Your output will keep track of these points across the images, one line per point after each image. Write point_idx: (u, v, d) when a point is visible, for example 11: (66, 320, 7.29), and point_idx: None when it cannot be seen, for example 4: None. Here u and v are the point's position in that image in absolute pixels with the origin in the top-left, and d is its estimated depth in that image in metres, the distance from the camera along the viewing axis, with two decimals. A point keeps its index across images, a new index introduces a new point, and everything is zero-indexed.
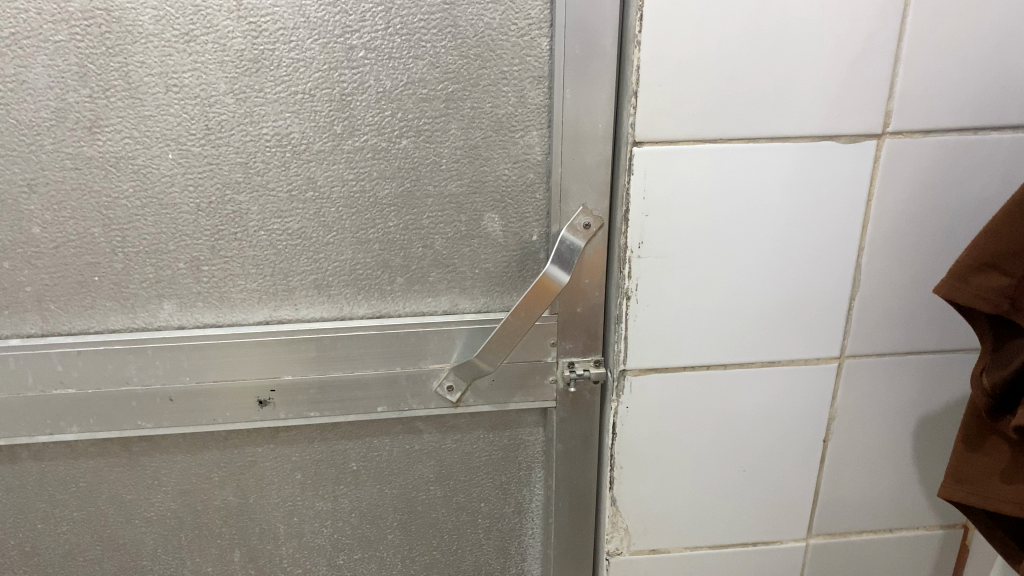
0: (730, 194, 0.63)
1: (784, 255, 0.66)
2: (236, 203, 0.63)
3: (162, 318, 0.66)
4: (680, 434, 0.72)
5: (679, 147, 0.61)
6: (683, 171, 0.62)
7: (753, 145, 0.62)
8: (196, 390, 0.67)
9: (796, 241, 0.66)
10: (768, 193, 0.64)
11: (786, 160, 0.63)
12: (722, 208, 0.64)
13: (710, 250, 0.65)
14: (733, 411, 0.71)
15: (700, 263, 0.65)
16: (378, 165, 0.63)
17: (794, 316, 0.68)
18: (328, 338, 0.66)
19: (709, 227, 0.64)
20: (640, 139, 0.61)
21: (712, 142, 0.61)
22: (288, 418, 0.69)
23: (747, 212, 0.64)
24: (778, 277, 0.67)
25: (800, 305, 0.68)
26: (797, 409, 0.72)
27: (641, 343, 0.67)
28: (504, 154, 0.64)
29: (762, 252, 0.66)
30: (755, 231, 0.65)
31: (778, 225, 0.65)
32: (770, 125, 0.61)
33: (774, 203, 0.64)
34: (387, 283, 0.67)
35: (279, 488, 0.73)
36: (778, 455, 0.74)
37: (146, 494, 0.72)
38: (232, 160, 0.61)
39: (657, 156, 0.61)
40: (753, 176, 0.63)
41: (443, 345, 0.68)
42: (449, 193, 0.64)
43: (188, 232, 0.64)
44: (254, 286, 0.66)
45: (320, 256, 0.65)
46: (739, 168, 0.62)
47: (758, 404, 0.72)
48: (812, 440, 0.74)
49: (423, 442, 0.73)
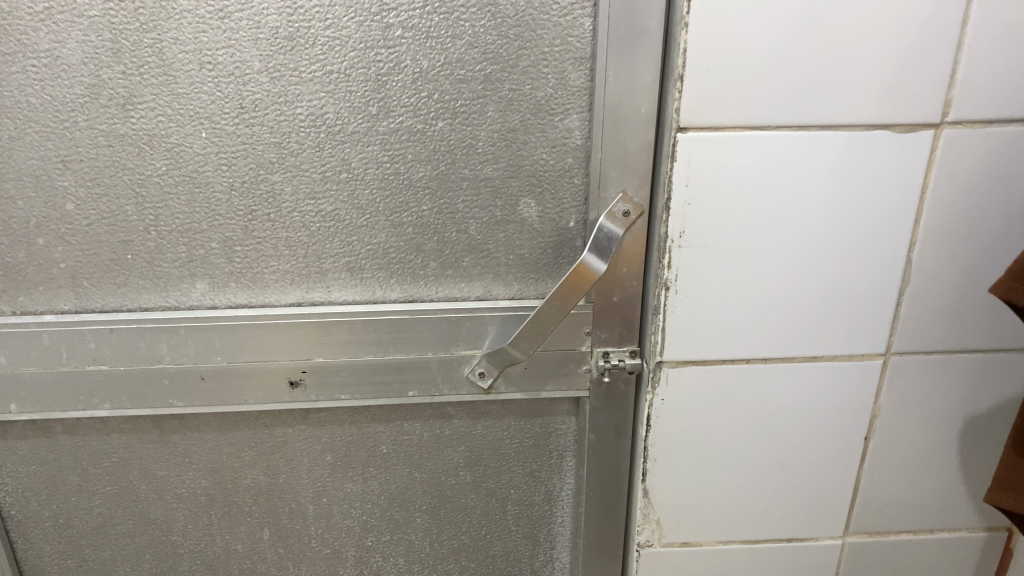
0: (776, 184, 0.61)
1: (831, 248, 0.64)
2: (269, 183, 0.62)
3: (194, 297, 0.66)
4: (717, 427, 0.70)
5: (726, 134, 0.59)
6: (729, 160, 0.59)
7: (802, 133, 0.59)
8: (228, 369, 0.67)
9: (844, 233, 0.63)
10: (816, 183, 0.61)
11: (838, 149, 0.60)
12: (768, 198, 0.61)
13: (753, 241, 0.63)
14: (771, 405, 0.69)
15: (743, 254, 0.63)
16: (413, 147, 0.61)
17: (839, 310, 0.66)
18: (360, 322, 0.65)
19: (754, 217, 0.62)
20: (685, 124, 0.58)
21: (760, 129, 0.59)
22: (318, 400, 0.69)
23: (795, 203, 0.62)
24: (824, 269, 0.64)
25: (847, 298, 0.66)
26: (838, 404, 0.70)
27: (679, 334, 0.66)
28: (542, 138, 0.62)
29: (808, 243, 0.63)
30: (801, 223, 0.62)
31: (826, 216, 0.62)
32: (822, 112, 0.59)
33: (823, 194, 0.62)
34: (420, 268, 0.66)
35: (309, 469, 0.73)
36: (817, 451, 0.72)
37: (178, 471, 0.72)
38: (266, 139, 0.60)
39: (702, 143, 0.59)
40: (802, 166, 0.60)
41: (475, 331, 0.67)
42: (485, 176, 0.63)
43: (221, 212, 0.63)
44: (286, 268, 0.65)
45: (353, 238, 0.64)
46: (788, 156, 0.60)
47: (799, 400, 0.69)
48: (853, 437, 0.72)
49: (454, 428, 0.72)
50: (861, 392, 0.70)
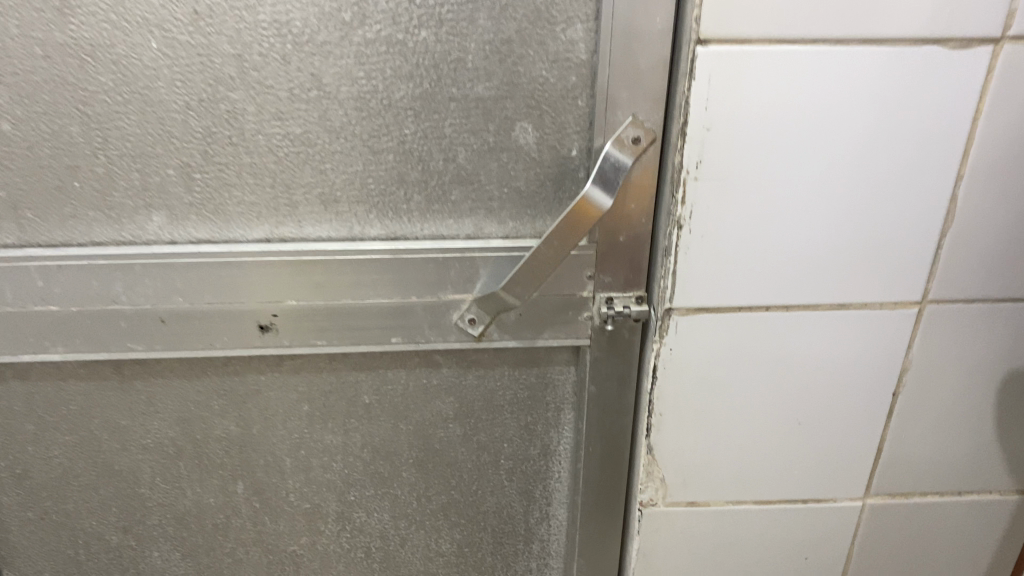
0: (809, 108, 0.53)
1: (866, 183, 0.56)
2: (231, 102, 0.54)
3: (151, 231, 0.59)
4: (732, 380, 0.64)
5: (753, 48, 0.51)
6: (755, 80, 0.52)
7: (841, 49, 0.51)
8: (191, 312, 0.60)
9: (882, 167, 0.56)
10: (854, 108, 0.53)
11: (880, 69, 0.52)
12: (799, 125, 0.54)
13: (779, 175, 0.55)
14: (792, 357, 0.63)
15: (767, 189, 0.56)
16: (392, 61, 0.54)
17: (872, 253, 0.59)
18: (336, 261, 0.59)
19: (781, 146, 0.54)
20: (706, 37, 0.50)
21: (791, 43, 0.51)
22: (292, 346, 0.62)
23: (829, 131, 0.54)
24: (858, 207, 0.57)
25: (882, 240, 0.59)
26: (866, 357, 0.63)
27: (691, 278, 0.59)
28: (541, 52, 0.54)
29: (841, 177, 0.56)
30: (835, 153, 0.55)
31: (863, 147, 0.55)
32: (864, 23, 0.51)
33: (861, 120, 0.54)
34: (403, 201, 0.59)
35: (285, 420, 0.67)
36: (839, 407, 0.66)
37: (142, 421, 0.67)
38: (225, 51, 0.53)
39: (725, 59, 0.51)
40: (838, 88, 0.53)
41: (465, 273, 0.60)
42: (476, 96, 0.55)
43: (177, 134, 0.55)
44: (253, 200, 0.58)
45: (326, 166, 0.57)
46: (823, 77, 0.52)
47: (823, 352, 0.63)
48: (879, 392, 0.65)
49: (442, 377, 0.66)
50: (892, 344, 0.63)
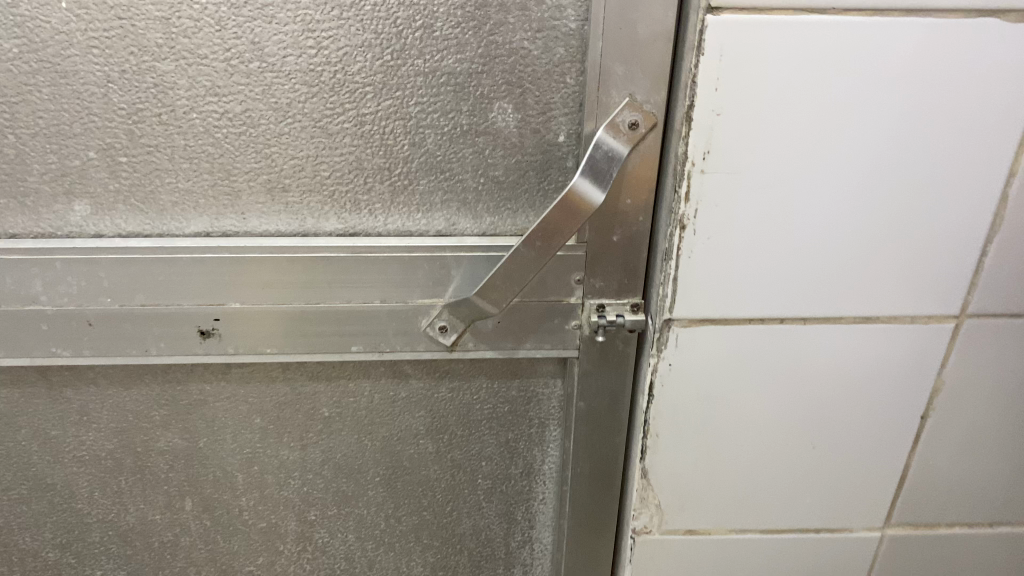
0: (839, 89, 0.45)
1: (902, 179, 0.48)
2: (158, 74, 0.46)
3: (72, 223, 0.51)
4: (740, 400, 0.56)
5: (773, 19, 0.42)
6: (776, 55, 0.43)
7: (881, 19, 0.43)
8: (121, 314, 0.53)
9: (921, 160, 0.48)
10: (889, 90, 0.45)
11: (922, 45, 0.44)
12: (824, 110, 0.45)
13: (801, 168, 0.47)
14: (809, 375, 0.55)
15: (786, 184, 0.48)
16: (346, 28, 0.46)
17: (905, 259, 0.51)
18: (285, 259, 0.51)
19: (804, 134, 0.46)
20: (718, 4, 0.42)
21: (820, 11, 0.43)
22: (238, 354, 0.55)
23: (860, 117, 0.46)
24: (892, 206, 0.49)
25: (917, 245, 0.50)
26: (894, 376, 0.55)
27: (695, 286, 0.51)
28: (522, 20, 0.46)
29: (873, 172, 0.48)
30: (866, 144, 0.47)
31: (899, 137, 0.47)
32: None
33: (898, 105, 0.46)
34: (363, 192, 0.51)
35: (235, 432, 0.60)
36: (860, 430, 0.58)
37: (75, 432, 0.59)
38: (149, 13, 0.45)
39: (740, 31, 0.43)
40: (872, 67, 0.44)
41: (435, 275, 0.52)
42: (446, 70, 0.47)
43: (96, 111, 0.47)
44: (189, 187, 0.50)
45: (272, 150, 0.49)
46: (855, 54, 0.44)
47: (844, 370, 0.55)
48: (906, 415, 0.57)
49: (411, 389, 0.58)
50: (924, 363, 0.55)
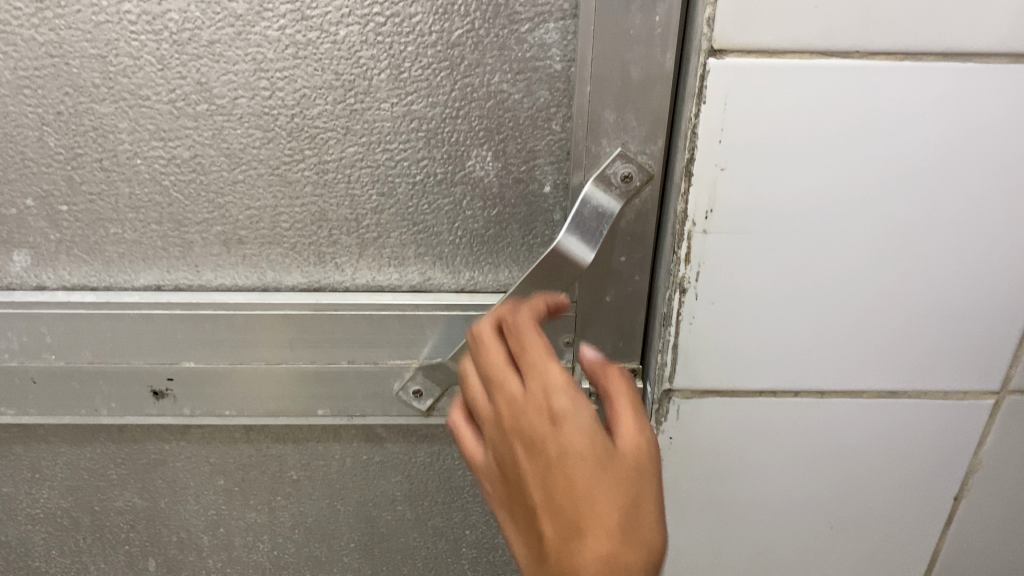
0: (862, 143, 0.39)
1: (935, 244, 0.42)
2: (97, 116, 0.42)
3: (14, 272, 0.47)
4: (747, 479, 0.50)
5: (785, 64, 0.37)
6: (788, 104, 0.38)
7: (911, 65, 0.37)
8: (66, 372, 0.48)
9: (959, 222, 0.41)
10: (921, 144, 0.39)
11: (961, 94, 0.38)
12: (844, 166, 0.39)
13: (816, 230, 0.41)
14: (826, 452, 0.49)
15: (801, 247, 0.41)
16: (303, 68, 0.40)
17: (938, 331, 0.45)
18: (241, 317, 0.46)
19: (821, 193, 0.40)
20: (721, 44, 0.36)
21: (842, 55, 0.37)
22: (194, 416, 0.50)
23: (886, 174, 0.40)
24: (923, 273, 0.43)
25: (951, 316, 0.44)
26: (924, 454, 0.49)
27: (698, 356, 0.45)
28: (500, 59, 0.40)
29: (901, 236, 0.41)
30: (892, 204, 0.40)
31: (933, 197, 0.40)
32: (945, 30, 0.36)
33: (931, 162, 0.39)
34: (327, 244, 0.46)
35: (197, 493, 0.55)
36: (885, 513, 0.51)
37: (28, 489, 0.55)
38: (84, 51, 0.40)
39: (746, 77, 0.37)
40: (900, 118, 0.38)
41: (408, 335, 0.47)
42: (415, 114, 0.42)
43: (32, 156, 0.43)
44: (137, 238, 0.46)
45: (225, 199, 0.44)
46: (879, 104, 0.38)
47: (865, 448, 0.49)
48: (938, 498, 0.51)
49: (386, 454, 0.53)
50: (956, 441, 0.49)
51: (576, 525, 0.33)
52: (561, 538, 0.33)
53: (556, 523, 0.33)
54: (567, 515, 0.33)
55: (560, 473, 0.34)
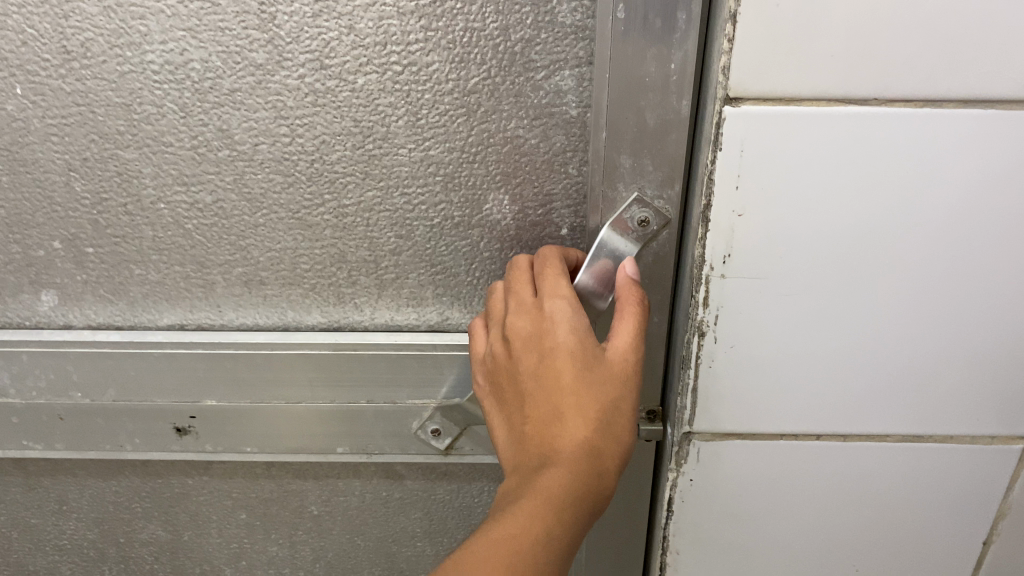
0: (882, 189, 0.38)
1: (961, 288, 0.40)
2: (122, 162, 0.42)
3: (42, 312, 0.48)
4: (767, 521, 0.49)
5: (802, 110, 0.36)
6: (806, 150, 0.37)
7: (933, 112, 0.36)
8: (92, 409, 0.49)
9: (984, 269, 0.40)
10: (944, 190, 0.38)
11: (987, 139, 0.37)
12: (864, 211, 0.38)
13: (836, 274, 0.40)
14: (847, 494, 0.47)
15: (820, 291, 0.41)
16: (322, 115, 0.41)
17: (965, 378, 0.43)
18: (262, 357, 0.47)
19: (840, 237, 0.39)
20: (736, 93, 0.36)
21: (860, 103, 0.36)
22: (216, 452, 0.50)
23: (909, 219, 0.39)
24: (946, 320, 0.41)
25: (981, 362, 0.42)
26: (949, 497, 0.47)
27: (716, 399, 0.44)
28: (516, 105, 0.40)
29: (923, 282, 0.40)
30: (915, 248, 0.39)
31: (959, 242, 0.39)
32: (971, 77, 0.35)
33: (956, 206, 0.38)
34: (347, 285, 0.46)
35: (220, 527, 0.56)
36: (910, 557, 0.50)
37: (55, 521, 0.56)
38: (109, 100, 0.41)
39: (763, 124, 0.36)
40: (922, 162, 0.37)
41: (426, 375, 0.47)
42: (432, 159, 0.42)
43: (59, 201, 0.44)
44: (161, 279, 0.46)
45: (247, 241, 0.45)
46: (900, 148, 0.37)
47: (892, 494, 0.47)
48: (966, 542, 0.49)
49: (405, 491, 0.53)
50: (988, 490, 0.47)
51: (557, 413, 0.34)
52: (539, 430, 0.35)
53: (540, 408, 0.35)
54: (551, 402, 0.35)
55: (549, 367, 0.35)
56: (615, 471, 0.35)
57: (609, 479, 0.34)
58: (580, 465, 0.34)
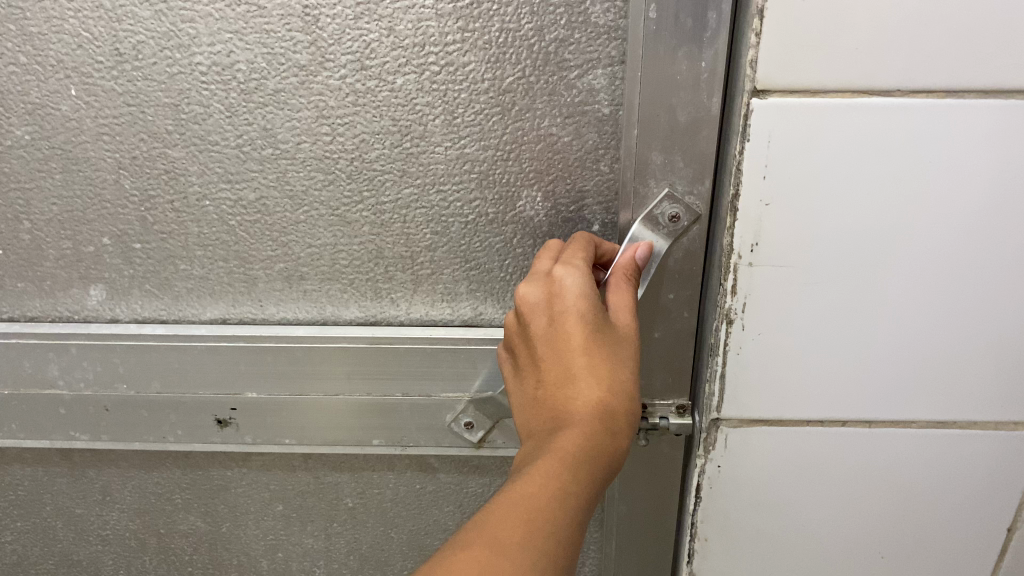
0: (899, 177, 0.39)
1: (985, 279, 0.41)
2: (169, 160, 0.44)
3: (90, 306, 0.50)
4: (796, 516, 0.49)
5: (826, 102, 0.37)
6: (828, 137, 0.38)
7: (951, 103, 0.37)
8: (137, 400, 0.51)
9: (998, 255, 0.40)
10: (958, 178, 0.38)
11: (1006, 130, 0.37)
12: (880, 199, 0.39)
13: (853, 261, 0.41)
14: (870, 478, 0.47)
15: (840, 278, 0.41)
16: (362, 115, 0.42)
17: (984, 367, 0.43)
18: (302, 350, 0.48)
19: (859, 224, 0.40)
20: (764, 86, 0.37)
21: (883, 95, 0.37)
22: (255, 444, 0.52)
23: (926, 207, 0.39)
24: (961, 307, 0.42)
25: (998, 351, 0.43)
26: (972, 480, 0.47)
27: (744, 388, 0.44)
28: (550, 104, 0.42)
29: (939, 270, 0.41)
30: (932, 236, 0.40)
31: (979, 233, 0.40)
32: (995, 69, 0.36)
33: (977, 197, 0.39)
34: (383, 280, 0.48)
35: (257, 518, 0.57)
36: (936, 544, 0.49)
37: (98, 511, 0.58)
38: (158, 100, 0.43)
39: (788, 113, 0.37)
40: (942, 154, 0.38)
41: (460, 368, 0.48)
42: (468, 157, 0.43)
43: (109, 197, 0.46)
44: (204, 274, 0.48)
45: (287, 238, 0.46)
46: (920, 141, 0.38)
47: (919, 485, 0.47)
48: (991, 528, 0.48)
49: (438, 484, 0.54)
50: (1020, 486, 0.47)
51: (569, 375, 0.36)
52: (556, 393, 0.36)
53: (552, 371, 0.37)
54: (563, 364, 0.36)
55: (561, 331, 0.37)
56: (628, 430, 0.36)
57: (623, 438, 0.36)
58: (592, 422, 0.35)
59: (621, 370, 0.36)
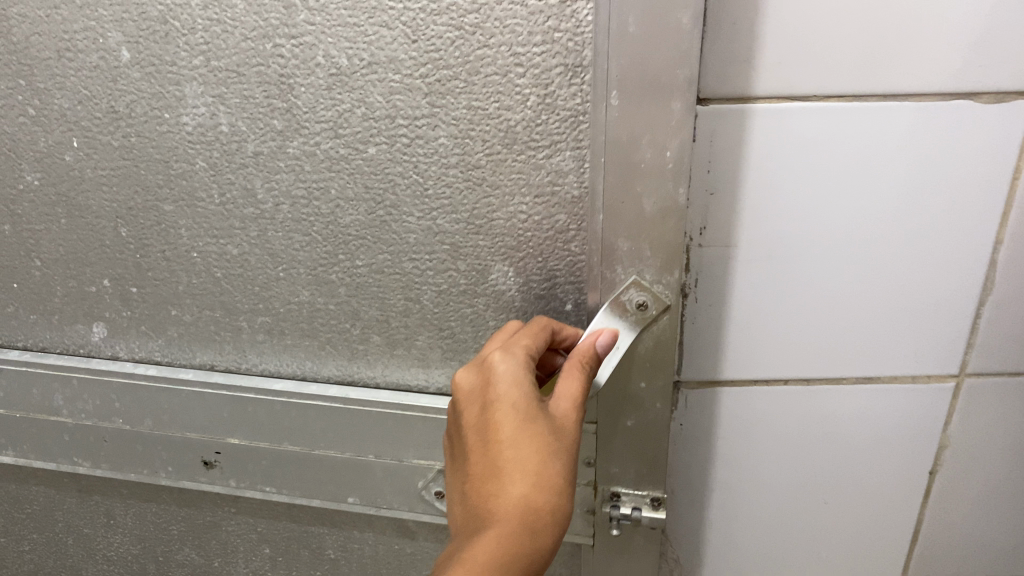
0: (793, 159, 0.39)
1: (932, 249, 0.41)
2: (161, 212, 0.46)
3: (94, 341, 0.52)
4: (770, 496, 0.49)
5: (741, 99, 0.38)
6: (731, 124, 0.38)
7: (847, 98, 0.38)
8: (131, 435, 0.52)
9: (882, 228, 0.40)
10: (842, 155, 0.39)
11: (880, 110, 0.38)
12: (771, 177, 0.39)
13: (754, 242, 0.41)
14: (786, 439, 0.47)
15: (744, 257, 0.41)
16: (337, 180, 0.43)
17: (885, 340, 0.43)
18: (279, 404, 0.49)
19: (758, 202, 0.40)
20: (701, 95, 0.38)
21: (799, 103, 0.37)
22: (240, 488, 0.53)
23: (813, 184, 0.40)
24: (854, 281, 0.42)
25: (892, 326, 0.43)
26: (881, 434, 0.46)
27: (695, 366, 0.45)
28: (519, 183, 0.41)
29: (829, 244, 0.41)
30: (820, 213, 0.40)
31: (926, 209, 0.40)
32: (906, 71, 0.37)
33: (859, 170, 0.39)
34: (359, 341, 0.48)
35: (246, 558, 0.58)
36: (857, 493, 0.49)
37: (104, 532, 0.60)
38: (150, 157, 0.44)
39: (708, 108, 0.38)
40: (824, 133, 0.38)
41: (431, 437, 0.47)
42: (438, 229, 0.43)
43: (108, 243, 0.48)
44: (194, 320, 0.49)
45: (268, 293, 0.47)
46: (821, 120, 0.38)
47: (832, 440, 0.47)
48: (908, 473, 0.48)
49: (416, 547, 0.54)
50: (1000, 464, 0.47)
51: (492, 468, 0.34)
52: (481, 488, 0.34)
53: (478, 465, 0.35)
54: (488, 456, 0.34)
55: (488, 420, 0.35)
56: (557, 526, 0.33)
57: (548, 536, 0.33)
58: (511, 519, 0.32)
59: (551, 460, 0.33)
